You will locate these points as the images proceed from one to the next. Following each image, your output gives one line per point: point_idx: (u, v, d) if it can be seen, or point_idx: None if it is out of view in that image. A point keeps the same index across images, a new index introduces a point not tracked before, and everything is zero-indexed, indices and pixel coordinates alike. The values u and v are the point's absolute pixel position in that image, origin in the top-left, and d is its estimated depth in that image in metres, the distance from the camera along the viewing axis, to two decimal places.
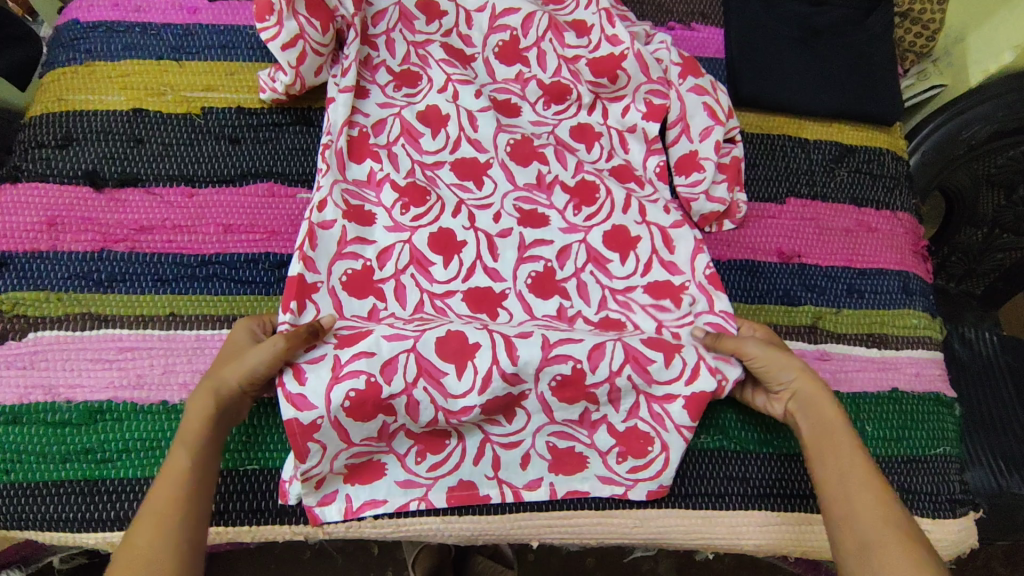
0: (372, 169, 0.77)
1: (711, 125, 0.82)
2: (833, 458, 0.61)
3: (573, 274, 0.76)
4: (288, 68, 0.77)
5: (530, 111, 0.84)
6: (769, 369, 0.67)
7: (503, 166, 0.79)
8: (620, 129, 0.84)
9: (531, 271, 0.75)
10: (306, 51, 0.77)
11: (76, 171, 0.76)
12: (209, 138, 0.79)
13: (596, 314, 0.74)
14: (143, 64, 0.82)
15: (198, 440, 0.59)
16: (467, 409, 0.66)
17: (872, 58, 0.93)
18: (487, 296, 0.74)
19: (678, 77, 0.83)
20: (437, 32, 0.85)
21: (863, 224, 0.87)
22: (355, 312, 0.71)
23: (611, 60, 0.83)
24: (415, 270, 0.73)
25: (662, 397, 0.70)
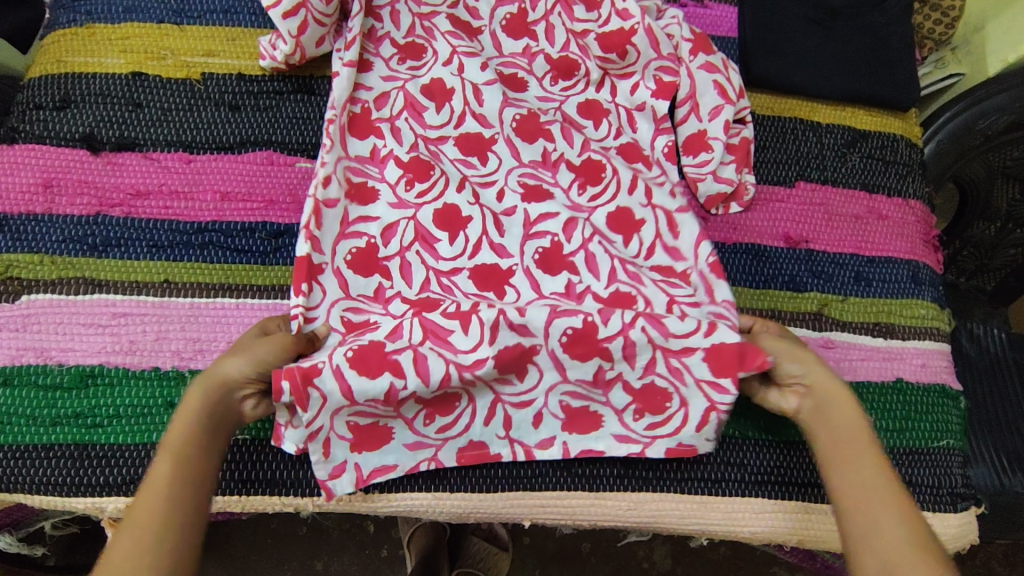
0: (375, 146, 0.76)
1: (722, 104, 0.80)
2: (856, 469, 0.58)
3: (581, 245, 0.73)
4: (288, 37, 0.75)
5: (537, 86, 0.82)
6: (783, 356, 0.65)
7: (508, 142, 0.77)
8: (629, 107, 0.82)
9: (538, 248, 0.73)
10: (307, 20, 0.75)
11: (73, 134, 0.74)
12: (209, 105, 0.78)
13: (605, 288, 0.71)
14: (143, 27, 0.80)
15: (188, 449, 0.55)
16: (479, 361, 0.64)
17: (887, 41, 0.91)
18: (493, 273, 0.72)
19: (689, 54, 0.81)
20: (443, 3, 0.83)
21: (873, 211, 0.85)
22: (361, 290, 0.70)
23: (620, 35, 0.82)
24: (420, 247, 0.72)
25: (680, 350, 0.67)
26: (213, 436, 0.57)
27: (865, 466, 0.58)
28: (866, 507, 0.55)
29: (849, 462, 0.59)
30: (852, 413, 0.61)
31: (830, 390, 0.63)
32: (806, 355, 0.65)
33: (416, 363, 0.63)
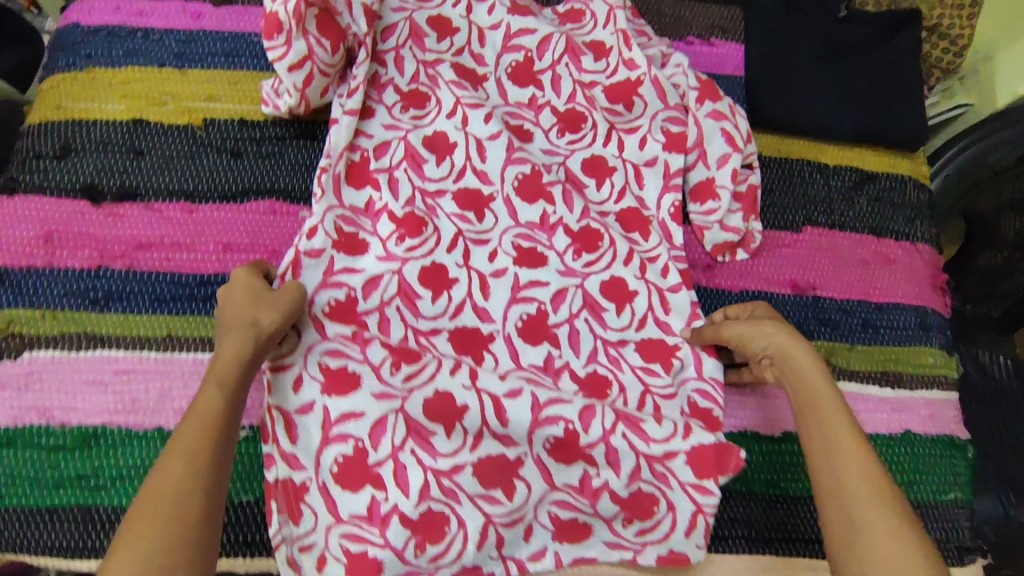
0: (370, 197, 0.77)
1: (728, 154, 0.81)
2: (821, 428, 0.61)
3: (567, 319, 0.75)
4: (293, 90, 0.76)
5: (542, 138, 0.83)
6: (753, 334, 0.68)
7: (507, 202, 0.79)
8: (637, 162, 0.83)
9: (523, 313, 0.75)
10: (313, 72, 0.76)
11: (74, 184, 0.74)
12: (212, 152, 0.77)
13: (584, 367, 0.73)
14: (145, 70, 0.79)
15: (230, 384, 0.58)
16: (458, 467, 0.65)
17: (895, 80, 0.90)
18: (474, 337, 0.73)
19: (696, 102, 0.82)
20: (448, 50, 0.84)
21: (881, 256, 0.85)
22: (338, 332, 0.69)
23: (627, 86, 0.84)
24: (401, 302, 0.72)
25: (663, 455, 0.68)
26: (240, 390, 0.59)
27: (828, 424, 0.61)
28: (829, 466, 0.59)
29: (817, 423, 0.62)
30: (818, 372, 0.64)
31: (796, 353, 0.65)
32: (771, 326, 0.67)
33: (395, 475, 0.64)
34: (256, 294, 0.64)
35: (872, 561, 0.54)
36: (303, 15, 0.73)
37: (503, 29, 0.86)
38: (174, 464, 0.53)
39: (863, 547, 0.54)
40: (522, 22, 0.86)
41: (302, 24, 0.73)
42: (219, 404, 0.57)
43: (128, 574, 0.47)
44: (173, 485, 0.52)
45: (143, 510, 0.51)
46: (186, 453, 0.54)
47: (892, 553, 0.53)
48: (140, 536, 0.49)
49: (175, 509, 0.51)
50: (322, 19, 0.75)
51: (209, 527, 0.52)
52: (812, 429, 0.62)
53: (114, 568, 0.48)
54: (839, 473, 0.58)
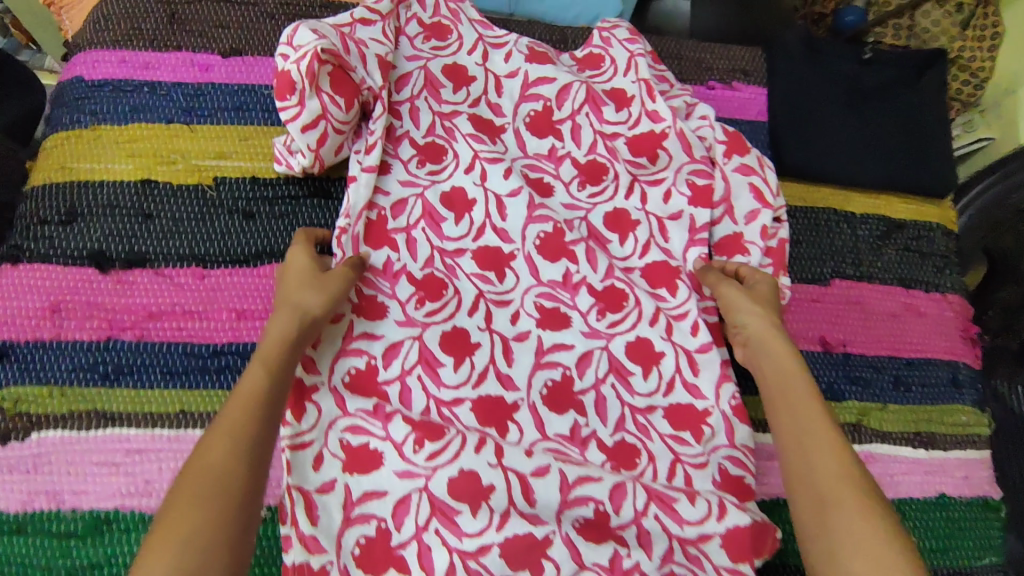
0: (389, 257, 0.75)
1: (757, 210, 0.80)
2: (791, 409, 0.60)
3: (593, 385, 0.73)
4: (307, 151, 0.74)
5: (563, 191, 0.82)
6: (737, 307, 0.70)
7: (528, 260, 0.78)
8: (661, 215, 0.81)
9: (547, 379, 0.73)
10: (327, 132, 0.74)
11: (81, 251, 0.71)
12: (223, 212, 0.75)
13: (611, 436, 0.71)
14: (153, 127, 0.77)
15: (276, 365, 0.58)
16: (485, 547, 0.62)
17: (924, 123, 0.88)
18: (497, 406, 0.71)
19: (723, 157, 0.81)
20: (465, 101, 0.83)
21: (910, 308, 0.83)
22: (359, 407, 0.68)
23: (651, 138, 0.83)
24: (422, 371, 0.71)
25: (697, 538, 0.66)
26: (284, 371, 0.59)
27: (801, 408, 0.60)
28: (800, 451, 0.58)
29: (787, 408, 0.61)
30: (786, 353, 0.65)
31: (766, 334, 0.67)
32: (754, 304, 0.70)
33: (420, 557, 0.62)
34: (306, 275, 0.66)
35: (848, 544, 0.52)
36: (317, 74, 0.72)
37: (520, 77, 0.85)
38: (217, 443, 0.52)
39: (828, 517, 0.53)
40: (540, 70, 0.85)
41: (316, 83, 0.72)
42: (263, 385, 0.56)
43: (176, 539, 0.46)
44: (213, 466, 0.50)
45: (183, 492, 0.49)
46: (228, 434, 0.52)
47: (868, 538, 0.51)
48: (187, 504, 0.48)
49: (216, 484, 0.49)
50: (336, 77, 0.74)
51: (254, 503, 0.50)
52: (779, 411, 0.62)
53: (159, 546, 0.46)
54: (809, 458, 0.57)
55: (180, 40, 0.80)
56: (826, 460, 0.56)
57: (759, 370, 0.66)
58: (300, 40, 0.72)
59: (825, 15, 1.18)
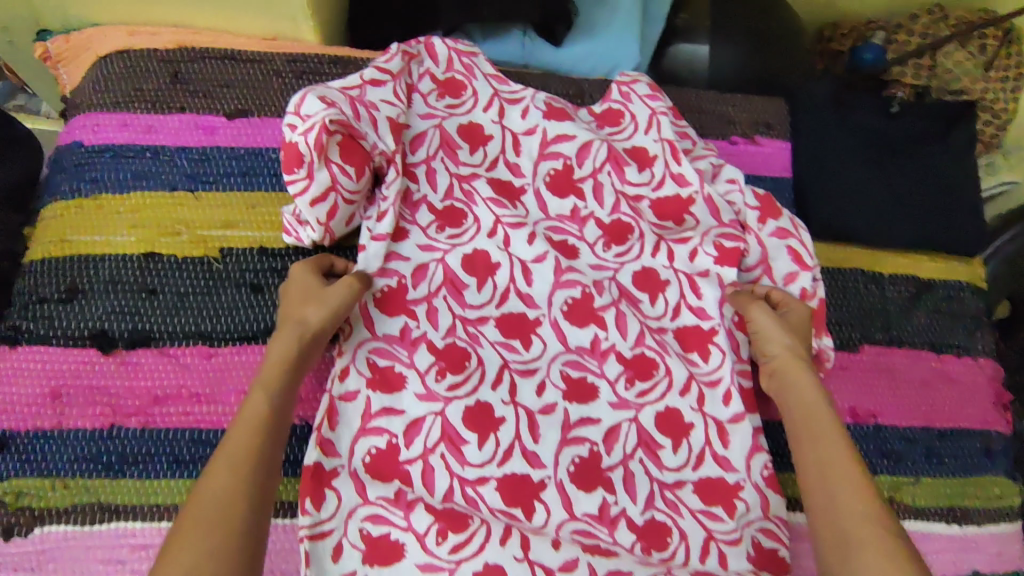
0: (406, 324, 0.73)
1: (796, 271, 0.78)
2: (814, 444, 0.63)
3: (621, 461, 0.71)
4: (315, 225, 0.72)
5: (589, 252, 0.79)
6: (764, 336, 0.72)
7: (554, 325, 0.75)
8: (689, 273, 0.79)
9: (574, 457, 0.70)
10: (337, 203, 0.72)
11: (82, 331, 0.68)
12: (230, 286, 0.72)
13: (642, 514, 0.69)
14: (156, 196, 0.74)
15: (276, 387, 0.61)
16: None
17: (953, 180, 0.85)
18: (524, 484, 0.68)
19: (757, 222, 0.79)
20: (482, 163, 0.81)
21: (941, 375, 0.80)
22: (380, 494, 0.66)
23: (676, 203, 0.82)
24: (445, 449, 0.67)
25: None
26: (286, 392, 0.62)
27: (823, 445, 0.63)
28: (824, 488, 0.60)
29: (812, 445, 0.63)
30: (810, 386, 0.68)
31: (793, 367, 0.70)
32: (774, 333, 0.72)
33: None
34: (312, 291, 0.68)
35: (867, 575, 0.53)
36: (326, 145, 0.70)
37: (538, 135, 0.83)
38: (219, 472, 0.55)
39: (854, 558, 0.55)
40: (558, 128, 0.83)
41: (325, 155, 0.70)
42: (264, 413, 0.59)
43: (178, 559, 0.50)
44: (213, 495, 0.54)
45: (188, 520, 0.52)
46: (230, 464, 0.56)
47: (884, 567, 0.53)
48: (189, 529, 0.51)
49: (217, 511, 0.53)
50: (345, 146, 0.72)
51: (252, 521, 0.54)
52: (808, 452, 0.64)
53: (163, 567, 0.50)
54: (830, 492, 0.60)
55: (184, 102, 0.77)
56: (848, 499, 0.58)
57: (785, 403, 0.69)
58: (308, 109, 0.70)
59: (842, 53, 1.15)
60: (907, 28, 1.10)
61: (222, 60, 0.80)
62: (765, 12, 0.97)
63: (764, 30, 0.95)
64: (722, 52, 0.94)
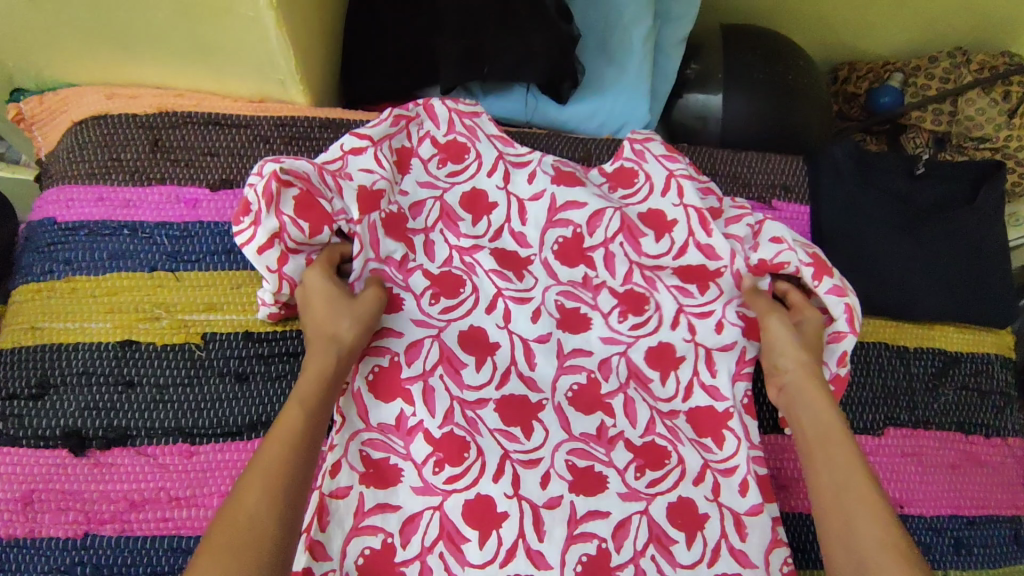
0: (402, 410, 0.68)
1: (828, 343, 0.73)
2: (830, 462, 0.59)
3: (632, 558, 0.65)
4: (267, 273, 0.67)
5: (602, 323, 0.75)
6: (776, 348, 0.70)
7: (557, 411, 0.71)
8: (712, 347, 0.75)
9: (582, 555, 0.65)
10: (285, 252, 0.68)
11: (54, 429, 0.64)
12: (212, 376, 0.67)
13: None
14: (134, 278, 0.69)
15: (312, 406, 0.57)
16: None
17: (981, 246, 0.80)
18: None
19: (814, 279, 0.73)
20: (485, 233, 0.77)
21: (970, 457, 0.76)
22: None
23: (702, 270, 0.77)
24: (444, 548, 0.63)
25: None
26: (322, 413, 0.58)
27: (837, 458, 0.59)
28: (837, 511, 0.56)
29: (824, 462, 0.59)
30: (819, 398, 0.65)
31: (802, 377, 0.67)
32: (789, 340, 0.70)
33: None
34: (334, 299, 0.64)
35: None
36: (279, 196, 0.67)
37: (546, 200, 0.78)
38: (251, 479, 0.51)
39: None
40: (568, 192, 0.78)
41: (276, 205, 0.66)
42: (298, 422, 0.55)
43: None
44: (244, 506, 0.49)
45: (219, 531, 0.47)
46: (264, 471, 0.51)
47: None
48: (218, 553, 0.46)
49: (248, 522, 0.48)
50: (303, 199, 0.68)
51: (285, 544, 0.49)
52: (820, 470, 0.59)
53: None
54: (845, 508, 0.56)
55: (164, 172, 0.73)
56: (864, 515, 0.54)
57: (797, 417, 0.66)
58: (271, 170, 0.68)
59: (858, 95, 1.10)
60: (927, 71, 1.06)
61: (204, 125, 0.75)
62: (780, 63, 0.92)
63: (779, 83, 0.91)
64: (736, 105, 0.89)
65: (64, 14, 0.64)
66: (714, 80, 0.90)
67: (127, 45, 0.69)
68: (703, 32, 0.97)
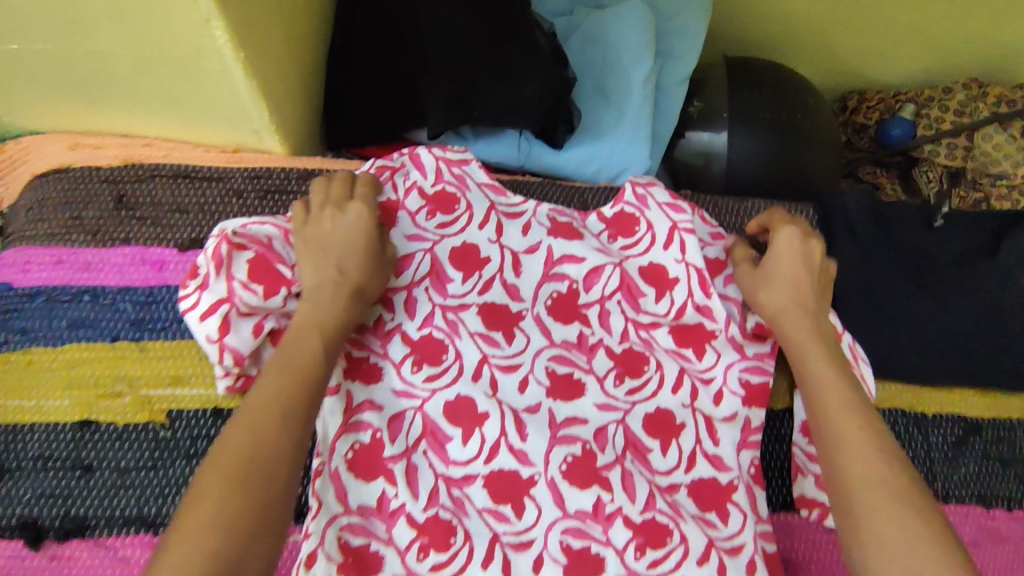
0: (385, 490, 0.63)
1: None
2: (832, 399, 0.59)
3: None
4: (207, 343, 0.61)
5: (597, 388, 0.69)
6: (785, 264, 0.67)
7: (551, 486, 0.64)
8: (710, 415, 0.70)
9: None
10: (231, 318, 0.61)
11: (10, 519, 0.60)
12: (178, 459, 0.62)
13: None
14: (94, 349, 0.64)
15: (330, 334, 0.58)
16: None
17: (1008, 303, 0.75)
18: None
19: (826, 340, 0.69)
20: (474, 289, 0.71)
21: (991, 534, 0.70)
22: None
23: (698, 332, 0.72)
24: None
25: None
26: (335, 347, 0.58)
27: (830, 407, 0.58)
28: (828, 456, 0.56)
29: (825, 417, 0.58)
30: (813, 337, 0.64)
31: (795, 321, 0.65)
32: (795, 277, 0.67)
33: None
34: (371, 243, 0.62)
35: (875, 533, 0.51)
36: (231, 259, 0.62)
37: (542, 253, 0.73)
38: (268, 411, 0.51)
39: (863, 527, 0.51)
40: (565, 246, 0.74)
41: (227, 269, 0.61)
42: (317, 359, 0.56)
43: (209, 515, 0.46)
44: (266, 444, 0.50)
45: (231, 457, 0.49)
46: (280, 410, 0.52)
47: (892, 538, 0.50)
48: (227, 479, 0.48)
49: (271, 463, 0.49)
50: (258, 263, 0.62)
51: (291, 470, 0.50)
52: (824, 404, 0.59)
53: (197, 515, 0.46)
54: (834, 455, 0.56)
55: (129, 232, 0.67)
56: (858, 461, 0.54)
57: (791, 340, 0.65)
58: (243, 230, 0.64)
59: (869, 127, 1.05)
60: (941, 103, 1.01)
61: (174, 178, 0.69)
62: (790, 102, 0.87)
63: (788, 123, 0.86)
64: (743, 146, 0.84)
65: (23, 67, 0.59)
66: (720, 118, 0.86)
67: (88, 95, 0.64)
68: (708, 65, 0.92)
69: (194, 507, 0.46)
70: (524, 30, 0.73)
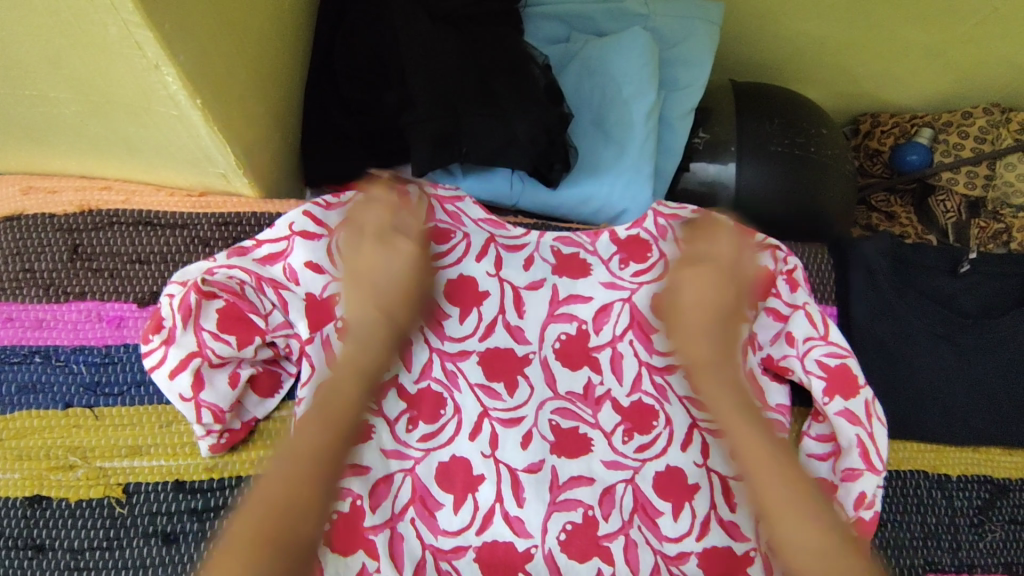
0: (365, 564, 0.58)
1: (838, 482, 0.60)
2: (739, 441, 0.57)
3: None
4: (182, 402, 0.58)
5: (604, 445, 0.63)
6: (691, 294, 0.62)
7: (548, 560, 0.59)
8: (727, 475, 0.63)
9: None
10: (202, 375, 0.58)
11: None
12: (135, 538, 0.57)
13: None
14: (46, 416, 0.60)
15: (366, 380, 0.58)
16: None
17: None
18: None
19: (821, 396, 0.62)
20: (475, 330, 0.66)
21: None
22: None
23: None
24: None
25: None
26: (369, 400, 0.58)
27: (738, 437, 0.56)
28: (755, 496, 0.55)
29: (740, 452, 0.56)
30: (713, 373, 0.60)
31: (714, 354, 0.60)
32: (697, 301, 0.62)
33: None
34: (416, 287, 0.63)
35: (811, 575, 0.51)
36: (200, 308, 0.58)
37: (547, 292, 0.68)
38: (304, 456, 0.52)
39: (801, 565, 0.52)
40: (571, 285, 0.68)
41: (194, 319, 0.58)
42: (353, 405, 0.56)
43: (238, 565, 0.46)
44: (307, 491, 0.51)
45: (272, 507, 0.49)
46: (314, 453, 0.53)
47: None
48: (258, 529, 0.48)
49: (298, 509, 0.50)
50: (229, 312, 0.59)
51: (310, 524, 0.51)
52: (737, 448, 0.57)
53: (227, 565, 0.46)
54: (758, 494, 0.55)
55: (84, 286, 0.63)
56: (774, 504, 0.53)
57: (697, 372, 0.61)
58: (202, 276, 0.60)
59: (882, 153, 0.99)
60: (960, 128, 0.96)
61: (135, 225, 0.64)
62: (802, 133, 0.81)
63: (802, 156, 0.80)
64: (752, 179, 0.79)
65: None
66: (726, 152, 0.80)
67: (37, 139, 0.58)
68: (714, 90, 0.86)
69: (228, 549, 0.47)
70: (517, 65, 0.67)
